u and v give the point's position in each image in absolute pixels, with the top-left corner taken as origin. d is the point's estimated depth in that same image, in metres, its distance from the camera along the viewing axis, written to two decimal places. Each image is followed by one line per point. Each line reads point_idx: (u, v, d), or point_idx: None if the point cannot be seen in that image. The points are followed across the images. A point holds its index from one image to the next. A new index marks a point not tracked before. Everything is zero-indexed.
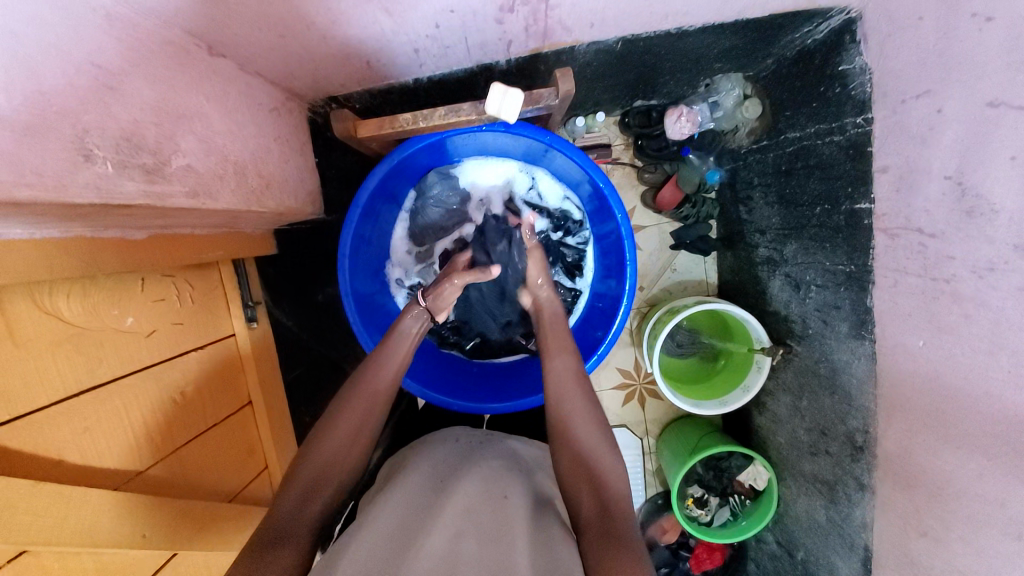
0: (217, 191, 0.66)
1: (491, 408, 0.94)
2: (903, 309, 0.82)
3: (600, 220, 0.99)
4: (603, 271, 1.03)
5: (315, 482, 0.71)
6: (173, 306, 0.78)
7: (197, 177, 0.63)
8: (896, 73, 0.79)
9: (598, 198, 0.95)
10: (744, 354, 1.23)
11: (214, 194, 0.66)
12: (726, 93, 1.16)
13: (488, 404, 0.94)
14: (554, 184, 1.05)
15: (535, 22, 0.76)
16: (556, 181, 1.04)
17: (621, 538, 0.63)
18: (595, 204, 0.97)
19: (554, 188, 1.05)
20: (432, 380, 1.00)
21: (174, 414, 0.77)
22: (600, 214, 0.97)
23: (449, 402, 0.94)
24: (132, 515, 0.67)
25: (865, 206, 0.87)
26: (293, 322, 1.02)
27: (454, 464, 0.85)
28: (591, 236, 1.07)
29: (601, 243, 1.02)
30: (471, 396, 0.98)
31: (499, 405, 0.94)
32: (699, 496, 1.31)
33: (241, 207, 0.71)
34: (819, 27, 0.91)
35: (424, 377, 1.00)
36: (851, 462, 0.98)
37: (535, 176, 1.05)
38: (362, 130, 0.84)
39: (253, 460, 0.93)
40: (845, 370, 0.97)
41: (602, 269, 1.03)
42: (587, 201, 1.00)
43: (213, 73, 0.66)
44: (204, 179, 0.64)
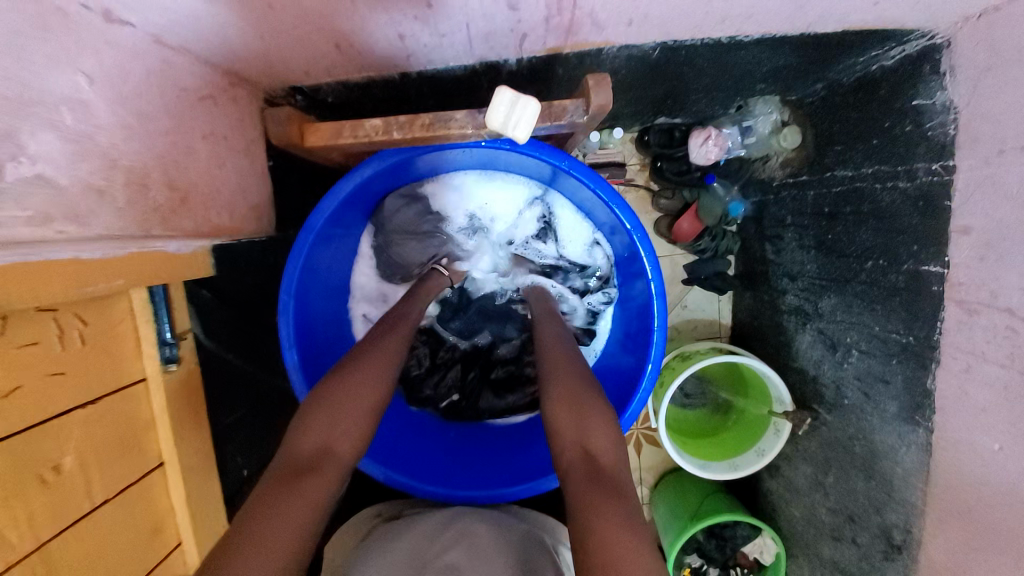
0: (90, 213, 0.50)
1: (463, 495, 0.81)
2: (977, 402, 0.68)
3: (628, 276, 0.86)
4: (624, 337, 0.89)
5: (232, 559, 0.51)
6: (48, 351, 0.53)
7: (55, 195, 0.45)
8: (994, 115, 0.64)
9: (629, 247, 0.81)
10: (760, 415, 1.09)
11: (89, 220, 0.50)
12: (762, 118, 1.02)
13: (461, 492, 0.81)
14: (580, 225, 0.92)
15: (559, 13, 0.59)
16: (581, 221, 0.92)
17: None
18: (625, 251, 0.84)
19: (577, 230, 0.92)
20: (398, 453, 0.85)
21: (36, 504, 0.52)
22: (630, 268, 0.84)
23: (414, 486, 0.81)
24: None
25: (934, 269, 0.73)
26: (237, 356, 0.81)
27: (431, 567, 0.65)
28: (617, 297, 0.92)
29: (627, 306, 0.88)
30: (441, 477, 0.84)
31: (475, 496, 0.80)
32: (697, 567, 1.16)
33: (127, 234, 0.55)
34: (891, 51, 0.77)
35: (390, 449, 0.85)
36: (884, 560, 0.85)
37: (555, 212, 0.92)
38: (310, 138, 0.67)
39: (162, 542, 0.68)
40: (888, 457, 0.83)
41: (624, 335, 0.89)
42: (617, 249, 0.87)
43: (108, 46, 0.48)
44: (68, 197, 0.47)
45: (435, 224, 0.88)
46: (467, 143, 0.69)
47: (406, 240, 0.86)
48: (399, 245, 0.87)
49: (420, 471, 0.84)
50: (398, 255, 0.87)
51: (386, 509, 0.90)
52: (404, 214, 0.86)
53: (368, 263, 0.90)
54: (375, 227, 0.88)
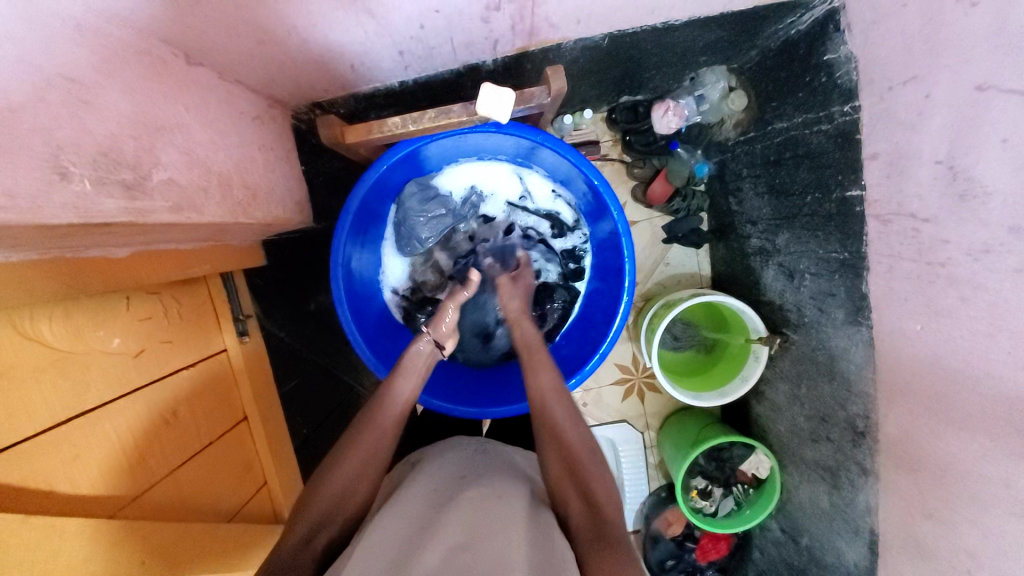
0: (203, 204, 0.64)
1: (494, 412, 0.93)
2: (899, 294, 0.82)
3: (596, 219, 0.99)
4: (600, 269, 1.03)
5: (333, 498, 0.70)
6: (161, 325, 0.76)
7: (180, 191, 0.61)
8: (882, 60, 0.79)
9: (592, 194, 0.94)
10: (741, 345, 1.23)
11: (200, 208, 0.64)
12: (712, 86, 1.16)
13: (490, 409, 0.94)
14: (545, 183, 1.04)
15: (521, 20, 0.75)
16: (546, 179, 1.03)
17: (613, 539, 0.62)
18: (590, 201, 0.96)
19: (545, 188, 1.04)
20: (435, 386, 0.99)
21: (166, 435, 0.75)
22: (596, 211, 0.97)
23: (453, 409, 0.94)
24: (119, 543, 0.63)
25: (856, 193, 0.87)
26: (287, 334, 1.00)
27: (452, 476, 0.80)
28: (589, 238, 1.06)
29: (599, 243, 1.02)
30: (471, 402, 0.97)
31: (500, 410, 0.94)
32: (703, 487, 1.31)
33: (228, 220, 0.69)
34: (804, 17, 0.93)
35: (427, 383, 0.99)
36: (853, 447, 0.99)
37: (525, 177, 1.04)
38: (349, 135, 0.82)
39: (252, 478, 0.90)
40: (843, 357, 0.97)
41: (599, 267, 1.03)
42: (581, 198, 1.00)
43: (192, 82, 0.64)
44: (188, 193, 0.62)
45: (441, 205, 1.00)
46: (461, 130, 0.84)
47: (419, 220, 0.99)
48: (416, 227, 1.00)
49: (455, 398, 0.98)
50: (412, 232, 1.01)
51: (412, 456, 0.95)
52: (417, 198, 0.99)
53: (386, 244, 1.05)
54: (397, 209, 1.02)
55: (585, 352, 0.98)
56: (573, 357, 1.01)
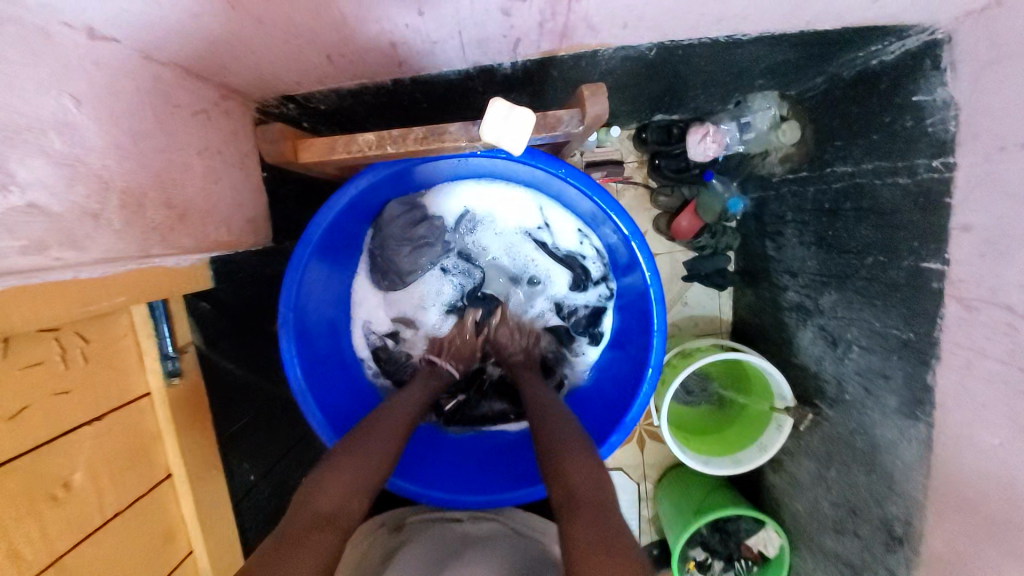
0: (86, 238, 0.50)
1: (468, 501, 0.80)
2: (976, 396, 0.68)
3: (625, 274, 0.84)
4: (623, 334, 0.88)
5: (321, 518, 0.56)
6: (56, 371, 0.57)
7: (52, 221, 0.46)
8: (993, 111, 0.63)
9: (621, 245, 0.79)
10: (762, 410, 1.09)
11: (81, 241, 0.49)
12: (761, 113, 1.00)
13: (468, 496, 0.80)
14: (570, 219, 0.88)
15: (553, 17, 0.58)
16: (572, 216, 0.88)
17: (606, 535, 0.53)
18: (619, 251, 0.81)
19: (569, 224, 0.88)
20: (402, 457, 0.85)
21: (52, 518, 0.56)
22: (624, 263, 0.82)
23: (420, 493, 0.79)
24: None
25: (935, 266, 0.72)
26: (239, 366, 0.83)
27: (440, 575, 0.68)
28: (613, 292, 0.90)
29: (625, 302, 0.87)
30: (448, 481, 0.83)
31: (479, 499, 0.80)
32: (701, 561, 1.17)
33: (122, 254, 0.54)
34: (892, 45, 0.76)
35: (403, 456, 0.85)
36: (885, 552, 0.85)
37: (544, 209, 0.88)
38: (305, 152, 0.66)
39: (174, 551, 0.72)
40: (890, 450, 0.83)
41: (623, 332, 0.88)
42: (609, 246, 0.84)
43: (91, 64, 0.48)
44: (62, 222, 0.47)
45: (430, 230, 0.86)
46: (460, 152, 0.69)
47: (402, 248, 0.85)
48: (395, 254, 0.86)
49: (430, 479, 0.83)
50: (391, 262, 0.87)
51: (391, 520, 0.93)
52: (403, 221, 0.85)
53: (362, 271, 0.91)
54: (375, 235, 0.87)
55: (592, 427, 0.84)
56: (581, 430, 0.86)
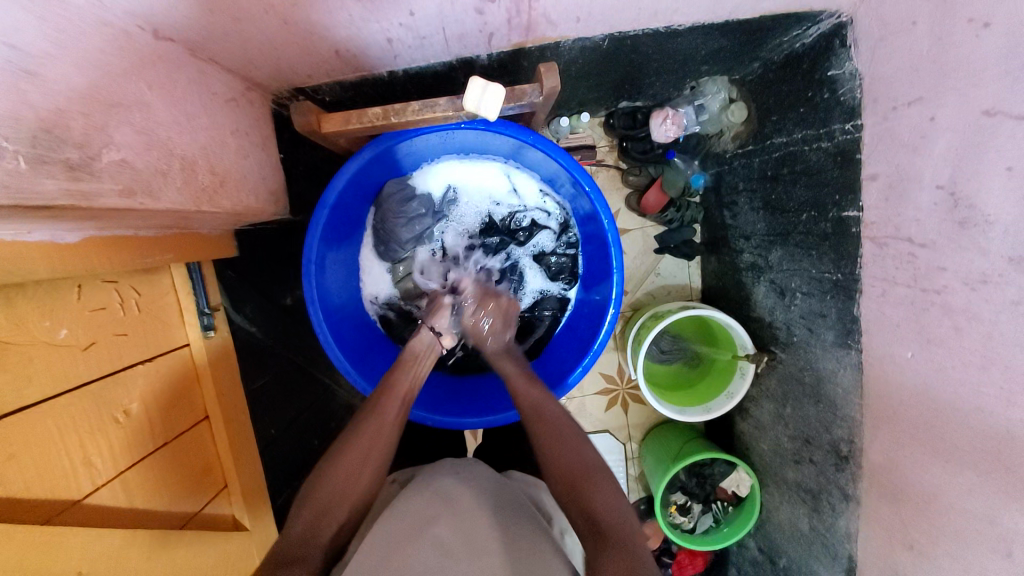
0: (159, 190, 0.60)
1: (471, 422, 0.91)
2: (891, 319, 0.80)
3: (585, 222, 0.96)
4: (590, 280, 1.01)
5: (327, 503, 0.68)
6: (117, 316, 0.69)
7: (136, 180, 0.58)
8: (887, 79, 0.77)
9: (581, 197, 0.92)
10: (728, 361, 1.21)
11: (156, 193, 0.60)
12: (712, 96, 1.14)
13: (469, 419, 0.91)
14: (532, 182, 1.01)
15: (518, 15, 0.72)
16: (535, 178, 1.01)
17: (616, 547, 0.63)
18: (579, 203, 0.94)
19: (532, 186, 1.02)
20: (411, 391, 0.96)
21: (117, 436, 0.68)
22: (586, 215, 0.94)
23: (426, 417, 0.91)
24: (49, 551, 0.56)
25: (853, 214, 0.85)
26: (260, 329, 0.94)
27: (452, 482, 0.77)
28: (578, 238, 1.04)
29: (588, 246, 1.00)
30: (452, 410, 0.94)
31: (480, 420, 0.91)
32: (682, 503, 1.29)
33: (189, 207, 0.65)
34: (808, 31, 0.90)
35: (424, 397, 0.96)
36: (835, 472, 0.97)
37: (511, 176, 1.01)
38: (327, 125, 0.78)
39: (210, 482, 0.84)
40: (830, 379, 0.95)
41: (589, 278, 1.01)
42: (570, 200, 0.98)
43: (157, 59, 0.60)
44: (142, 175, 0.58)
45: (422, 204, 0.97)
46: (448, 123, 0.81)
47: (398, 220, 0.96)
48: (399, 228, 0.97)
49: (434, 406, 0.94)
50: (391, 233, 0.98)
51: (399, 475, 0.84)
52: (397, 198, 0.96)
53: (365, 247, 1.02)
54: (375, 212, 0.99)
55: (571, 360, 0.96)
56: (562, 364, 0.98)
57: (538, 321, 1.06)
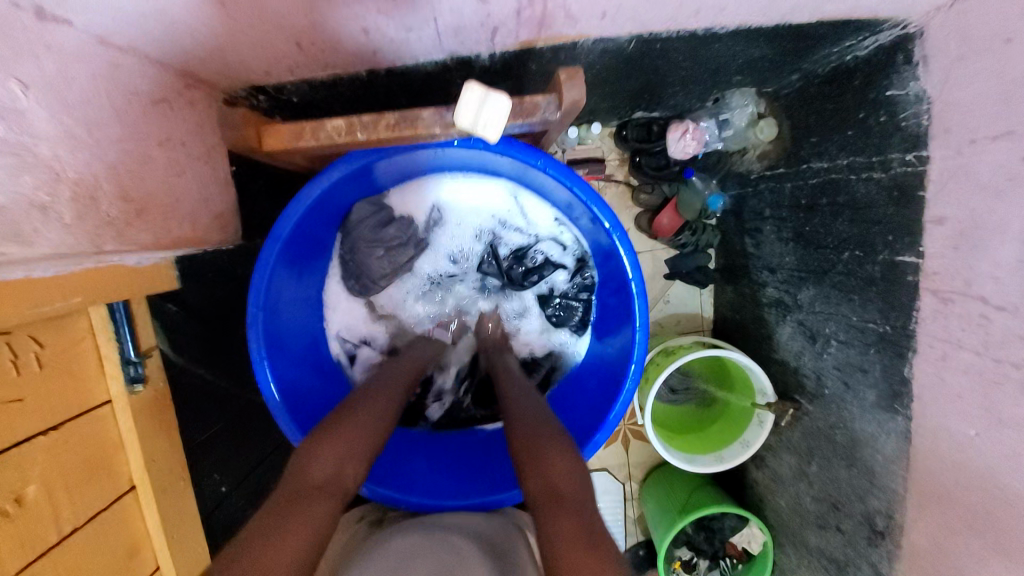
0: (36, 232, 0.47)
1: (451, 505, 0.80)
2: (954, 388, 0.68)
3: (603, 262, 0.83)
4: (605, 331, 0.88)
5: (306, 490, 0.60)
6: (0, 380, 0.51)
7: (3, 206, 0.44)
8: (964, 106, 0.64)
9: (600, 237, 0.79)
10: (744, 408, 1.09)
11: (32, 233, 0.47)
12: (739, 110, 1.01)
13: (450, 501, 0.80)
14: (546, 210, 0.88)
15: (530, 5, 0.58)
16: (549, 206, 0.88)
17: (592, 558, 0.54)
18: (598, 241, 0.81)
19: (546, 214, 0.89)
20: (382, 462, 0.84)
21: (1, 538, 0.51)
22: (607, 260, 0.82)
23: (400, 500, 0.79)
24: None
25: (909, 259, 0.73)
26: (208, 371, 0.79)
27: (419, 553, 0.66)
28: (595, 281, 0.90)
29: (605, 291, 0.87)
30: (430, 486, 0.83)
31: (462, 503, 0.80)
32: (687, 559, 1.18)
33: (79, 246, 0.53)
34: (865, 41, 0.78)
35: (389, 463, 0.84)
36: (867, 545, 0.86)
37: (522, 201, 0.88)
38: (270, 140, 0.64)
39: (137, 568, 0.68)
40: (869, 444, 0.84)
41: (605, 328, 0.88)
42: (588, 237, 0.84)
43: (44, 47, 0.46)
44: (11, 211, 0.44)
45: (400, 230, 0.84)
46: (438, 140, 0.68)
47: (372, 251, 0.83)
48: (370, 260, 0.84)
49: (408, 481, 0.83)
50: (363, 267, 0.85)
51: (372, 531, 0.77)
52: (370, 223, 0.82)
53: (333, 279, 0.89)
54: (342, 240, 0.86)
55: (583, 422, 0.82)
56: (571, 421, 0.85)
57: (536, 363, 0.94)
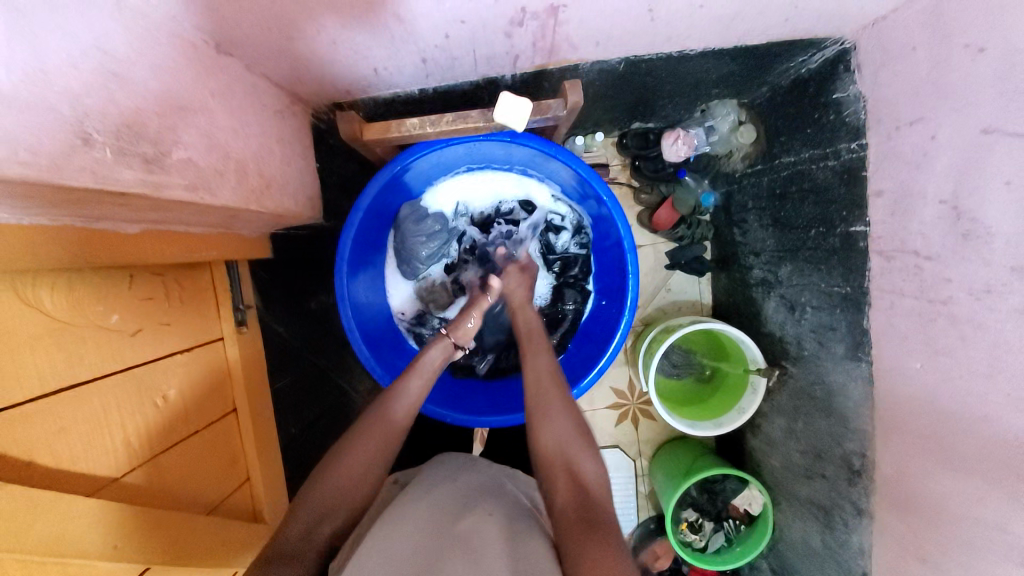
0: (216, 186, 0.66)
1: (487, 421, 0.94)
2: (900, 330, 0.81)
3: (599, 225, 1.01)
4: (605, 285, 1.04)
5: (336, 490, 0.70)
6: (162, 306, 0.79)
7: (198, 172, 0.63)
8: (890, 100, 0.81)
9: (596, 203, 0.96)
10: (739, 375, 1.23)
11: (214, 190, 0.66)
12: (722, 119, 1.19)
13: (485, 418, 0.95)
14: (544, 188, 1.06)
15: (543, 38, 0.78)
16: (546, 185, 1.06)
17: (608, 537, 0.61)
18: (594, 208, 0.98)
19: (545, 192, 1.07)
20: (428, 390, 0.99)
21: (154, 419, 0.76)
22: (602, 225, 0.99)
23: (444, 414, 0.94)
24: (99, 519, 0.64)
25: (860, 229, 0.89)
26: (285, 328, 1.04)
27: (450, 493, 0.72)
28: (591, 240, 1.07)
29: (601, 250, 1.04)
30: (469, 409, 0.98)
31: (495, 419, 0.94)
32: (693, 521, 1.29)
33: (241, 205, 0.71)
34: (814, 56, 0.96)
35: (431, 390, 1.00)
36: (848, 486, 0.96)
37: (524, 183, 1.06)
38: (368, 133, 0.85)
39: (235, 472, 0.92)
40: (841, 393, 0.96)
41: (605, 283, 1.04)
42: (583, 204, 1.02)
43: (219, 70, 0.67)
44: (204, 173, 0.64)
45: (437, 220, 1.02)
46: (476, 136, 0.87)
47: (416, 239, 1.01)
48: (417, 247, 1.01)
49: (450, 404, 0.98)
50: (411, 253, 1.02)
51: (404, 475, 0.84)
52: (412, 219, 1.01)
53: (389, 268, 1.07)
54: (395, 233, 1.04)
55: (591, 357, 0.99)
56: (581, 359, 1.03)
57: (563, 315, 1.09)
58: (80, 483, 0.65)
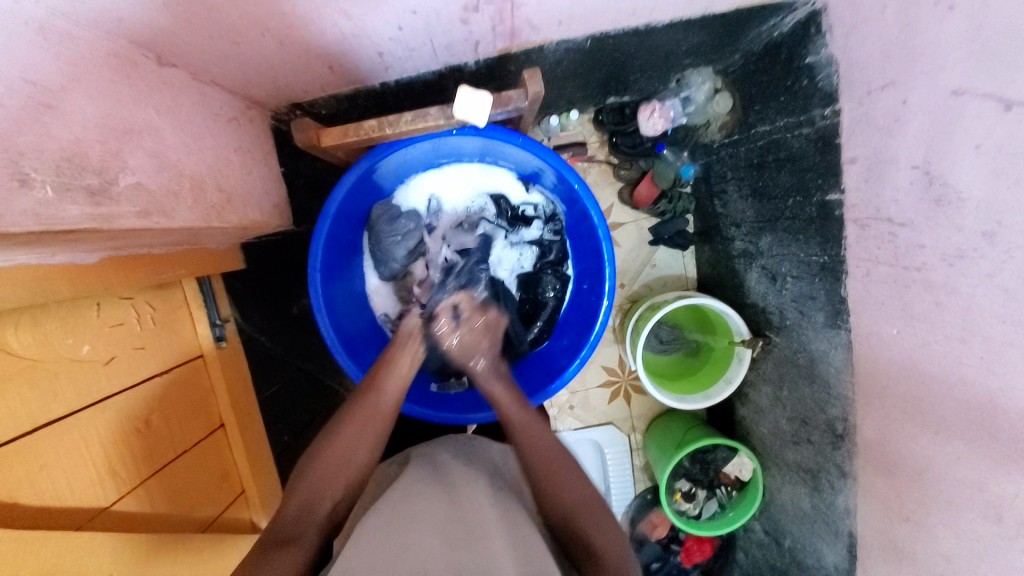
0: (173, 209, 0.65)
1: (475, 418, 0.94)
2: (877, 298, 0.82)
3: (571, 208, 0.99)
4: (583, 269, 1.04)
5: (315, 493, 0.71)
6: (134, 331, 0.78)
7: (149, 195, 0.61)
8: (861, 64, 0.80)
9: (563, 184, 0.95)
10: (725, 347, 1.24)
11: (169, 212, 0.64)
12: (698, 88, 1.15)
13: (473, 414, 0.95)
14: (514, 176, 1.04)
15: (502, 22, 0.75)
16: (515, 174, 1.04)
17: None
18: (562, 191, 0.98)
19: (515, 182, 1.05)
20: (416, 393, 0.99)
21: (139, 444, 0.77)
22: (575, 212, 0.98)
23: (431, 414, 0.95)
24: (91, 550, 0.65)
25: (836, 197, 0.88)
26: (268, 338, 1.05)
27: (439, 474, 0.73)
28: (565, 226, 1.07)
29: (576, 235, 1.03)
30: (457, 407, 0.98)
31: (483, 415, 0.94)
32: (687, 490, 1.31)
33: (201, 224, 0.70)
34: (786, 19, 0.94)
35: (417, 391, 1.00)
36: (832, 449, 0.99)
37: (494, 175, 1.05)
38: (325, 138, 0.82)
39: (229, 485, 0.94)
40: (823, 359, 0.98)
41: (582, 267, 1.04)
42: (553, 190, 1.01)
43: (162, 84, 0.65)
44: (157, 197, 0.62)
45: (410, 220, 1.00)
46: (440, 132, 0.85)
47: (390, 241, 0.99)
48: (393, 248, 1.00)
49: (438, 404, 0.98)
50: (387, 253, 1.01)
51: (398, 457, 0.86)
52: (385, 219, 0.99)
53: (367, 270, 1.06)
54: (369, 235, 1.02)
55: (574, 343, 1.00)
56: (564, 347, 1.03)
57: (545, 304, 1.08)
58: (68, 518, 0.66)
